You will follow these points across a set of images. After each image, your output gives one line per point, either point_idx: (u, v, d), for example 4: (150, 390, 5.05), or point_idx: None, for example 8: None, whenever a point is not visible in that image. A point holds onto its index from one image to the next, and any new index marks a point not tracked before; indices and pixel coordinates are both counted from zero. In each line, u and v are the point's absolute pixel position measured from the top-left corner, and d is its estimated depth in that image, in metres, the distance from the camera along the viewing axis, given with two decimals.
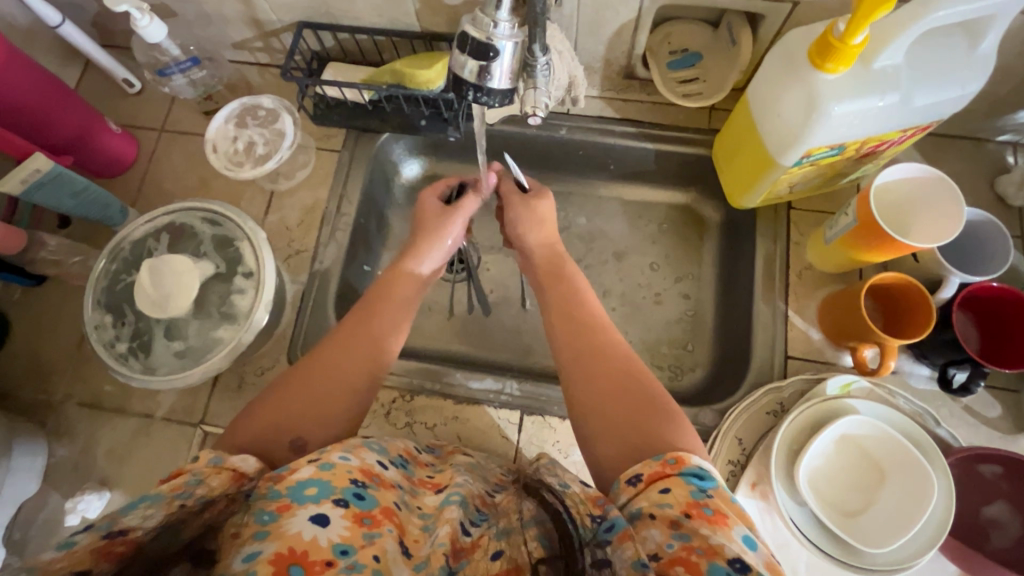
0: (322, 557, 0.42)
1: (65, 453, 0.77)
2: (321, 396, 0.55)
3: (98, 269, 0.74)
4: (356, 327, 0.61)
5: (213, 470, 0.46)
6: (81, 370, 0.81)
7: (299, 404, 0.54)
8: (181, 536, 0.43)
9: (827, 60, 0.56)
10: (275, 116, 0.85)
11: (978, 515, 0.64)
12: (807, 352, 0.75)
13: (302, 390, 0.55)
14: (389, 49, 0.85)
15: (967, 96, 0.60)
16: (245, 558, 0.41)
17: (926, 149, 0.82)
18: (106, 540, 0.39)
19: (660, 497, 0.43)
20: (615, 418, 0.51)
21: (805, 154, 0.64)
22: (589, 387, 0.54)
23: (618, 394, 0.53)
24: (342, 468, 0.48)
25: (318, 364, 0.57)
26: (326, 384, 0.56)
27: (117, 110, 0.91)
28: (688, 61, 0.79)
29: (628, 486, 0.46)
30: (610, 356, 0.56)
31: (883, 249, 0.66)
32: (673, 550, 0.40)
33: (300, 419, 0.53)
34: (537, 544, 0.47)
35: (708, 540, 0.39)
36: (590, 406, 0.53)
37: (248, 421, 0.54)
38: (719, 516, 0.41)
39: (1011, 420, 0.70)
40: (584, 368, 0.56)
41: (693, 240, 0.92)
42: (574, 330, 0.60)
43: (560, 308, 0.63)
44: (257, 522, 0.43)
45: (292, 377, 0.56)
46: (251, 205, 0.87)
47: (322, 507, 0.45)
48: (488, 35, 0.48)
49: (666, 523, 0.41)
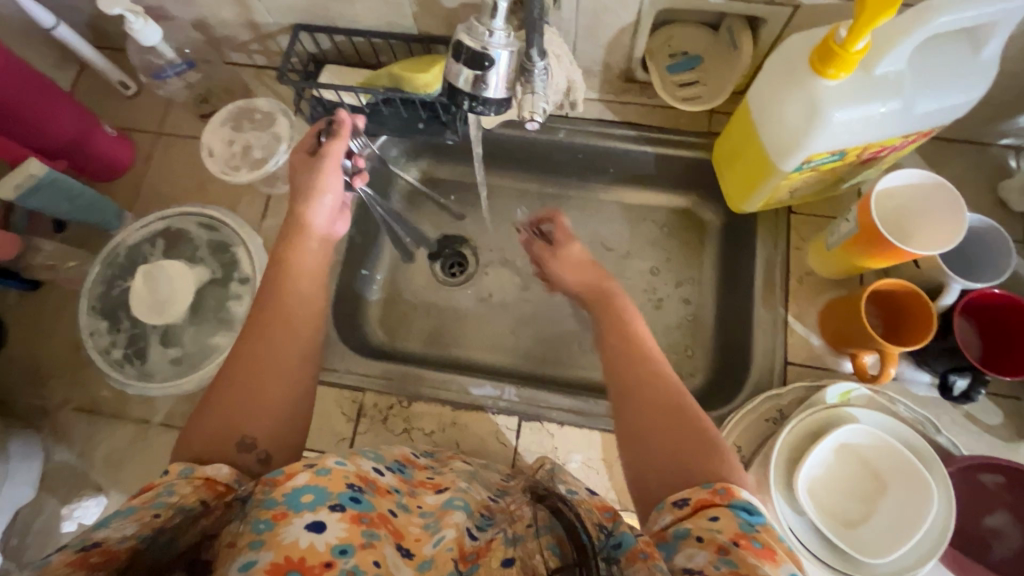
0: (320, 560, 0.41)
1: (61, 459, 0.77)
2: (259, 389, 0.55)
3: (93, 275, 0.73)
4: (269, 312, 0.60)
5: (186, 480, 0.47)
6: (77, 375, 0.80)
7: (238, 406, 0.53)
8: (177, 544, 0.44)
9: (828, 66, 0.56)
10: (271, 119, 0.84)
11: (979, 525, 0.63)
12: (807, 359, 0.74)
13: (237, 393, 0.54)
14: (387, 52, 0.85)
15: (969, 103, 0.60)
16: (243, 566, 0.41)
17: (929, 153, 0.81)
18: (80, 554, 0.39)
19: (708, 523, 0.43)
20: (659, 444, 0.52)
21: (805, 160, 0.64)
22: (637, 410, 0.55)
23: (666, 419, 0.54)
24: (338, 473, 0.48)
25: (246, 363, 0.56)
26: (259, 378, 0.55)
27: (113, 112, 0.91)
28: (688, 64, 0.79)
29: (673, 508, 0.47)
30: (653, 379, 0.57)
31: (884, 256, 0.66)
32: (720, 573, 0.39)
33: (241, 421, 0.53)
34: (549, 553, 0.46)
35: (755, 569, 0.38)
36: (637, 432, 0.54)
37: (193, 432, 0.53)
38: (767, 550, 0.40)
39: (1013, 428, 0.70)
40: (631, 393, 0.57)
41: (693, 244, 0.91)
42: (622, 355, 0.61)
43: (615, 333, 0.64)
44: (252, 532, 0.43)
45: (225, 381, 0.55)
46: (248, 209, 0.86)
47: (319, 514, 0.44)
48: (482, 45, 0.47)
49: (714, 547, 0.41)
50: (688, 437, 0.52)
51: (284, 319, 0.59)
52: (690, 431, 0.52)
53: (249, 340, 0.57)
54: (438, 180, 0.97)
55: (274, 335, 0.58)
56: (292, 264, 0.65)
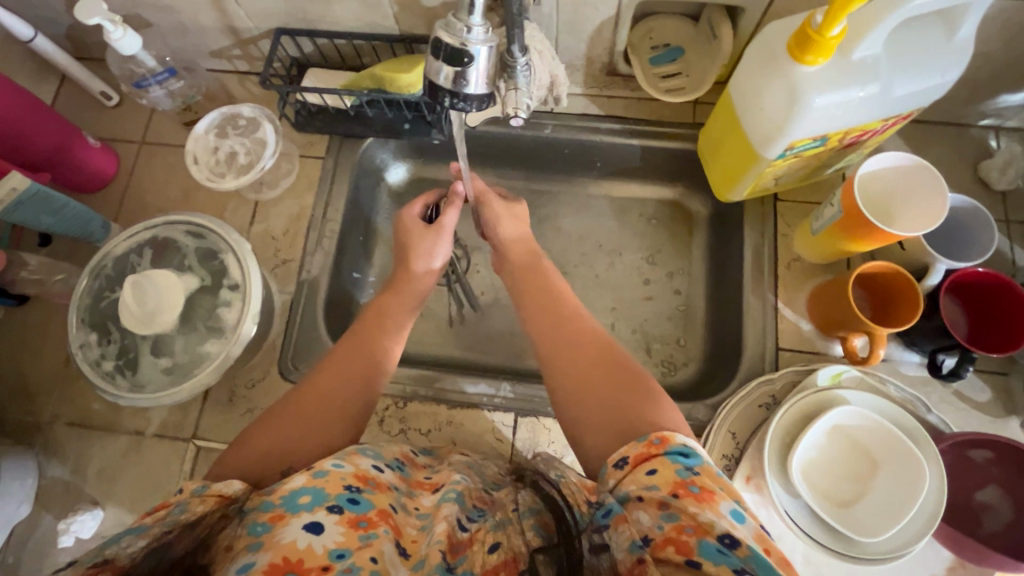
0: (317, 563, 0.42)
1: (55, 474, 0.77)
2: (310, 419, 0.55)
3: (81, 287, 0.73)
4: (348, 353, 0.61)
5: (198, 497, 0.46)
6: (68, 389, 0.80)
7: (287, 432, 0.54)
8: (169, 554, 0.41)
9: (805, 53, 0.56)
10: (256, 125, 0.84)
11: (970, 500, 0.64)
12: (797, 344, 0.75)
13: (294, 416, 0.55)
14: (369, 53, 0.84)
15: (947, 84, 0.60)
16: (240, 568, 0.41)
17: (910, 136, 0.82)
18: (93, 570, 0.39)
19: (646, 478, 0.43)
20: (596, 409, 0.51)
21: (788, 147, 0.64)
22: (572, 379, 0.55)
23: (603, 382, 0.53)
24: (335, 475, 0.48)
25: (310, 393, 0.57)
26: (314, 407, 0.56)
27: (95, 123, 0.90)
28: (670, 56, 0.79)
29: (616, 470, 0.46)
30: (585, 346, 0.57)
31: (869, 239, 0.67)
32: (663, 532, 0.40)
33: (290, 445, 0.53)
34: (533, 534, 0.47)
35: (697, 519, 0.40)
36: (571, 394, 0.54)
37: (241, 448, 0.53)
38: (705, 493, 0.41)
39: (1001, 404, 0.71)
40: (563, 357, 0.57)
41: (681, 234, 0.92)
42: (551, 322, 0.61)
43: (539, 304, 0.64)
44: (251, 534, 0.43)
45: (284, 407, 0.56)
46: (235, 216, 0.86)
47: (317, 514, 0.44)
48: (461, 41, 0.47)
49: (654, 504, 0.41)
50: (625, 391, 0.52)
51: (352, 356, 0.61)
52: (627, 386, 0.52)
53: (318, 375, 0.59)
54: (426, 180, 0.97)
55: (339, 370, 0.59)
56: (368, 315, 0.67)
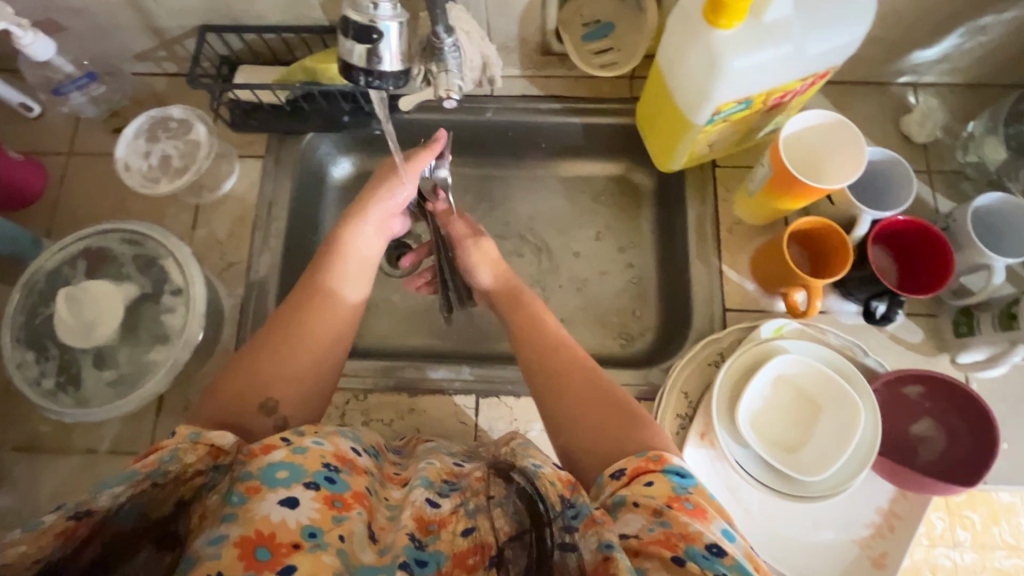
0: (289, 539, 0.41)
1: (5, 501, 0.74)
2: (285, 362, 0.59)
3: (12, 305, 0.70)
4: (311, 299, 0.64)
5: (190, 446, 0.45)
6: (11, 413, 0.77)
7: (264, 372, 0.58)
8: (149, 517, 0.44)
9: (719, 16, 0.57)
10: (188, 127, 0.82)
11: (906, 433, 0.68)
12: (743, 303, 0.78)
13: (270, 365, 0.58)
14: (301, 46, 0.83)
15: (857, 41, 0.63)
16: (212, 541, 0.41)
17: (835, 98, 0.85)
18: (70, 522, 0.38)
19: (644, 489, 0.47)
20: (589, 433, 0.56)
21: (714, 111, 0.66)
22: (565, 407, 0.59)
23: (592, 409, 0.58)
24: (314, 452, 0.48)
25: (284, 343, 0.60)
26: (288, 351, 0.60)
27: (17, 136, 0.86)
28: (601, 32, 0.81)
29: (612, 480, 0.50)
30: (574, 372, 0.61)
31: (798, 196, 0.70)
32: (652, 534, 0.43)
33: (266, 387, 0.57)
34: (504, 522, 0.48)
35: (686, 527, 0.43)
36: (565, 419, 0.58)
37: (218, 394, 0.56)
38: (698, 509, 0.44)
39: (932, 343, 0.75)
40: (553, 383, 0.61)
41: (629, 208, 0.94)
42: (540, 349, 0.65)
43: (525, 333, 0.68)
44: (227, 504, 0.43)
45: (256, 350, 0.60)
46: (176, 222, 0.84)
47: (293, 490, 0.44)
48: (369, 18, 0.47)
49: (648, 511, 0.44)
50: (615, 416, 0.56)
51: (327, 314, 0.64)
52: (613, 411, 0.56)
53: (290, 324, 0.62)
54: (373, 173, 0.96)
55: (312, 323, 0.63)
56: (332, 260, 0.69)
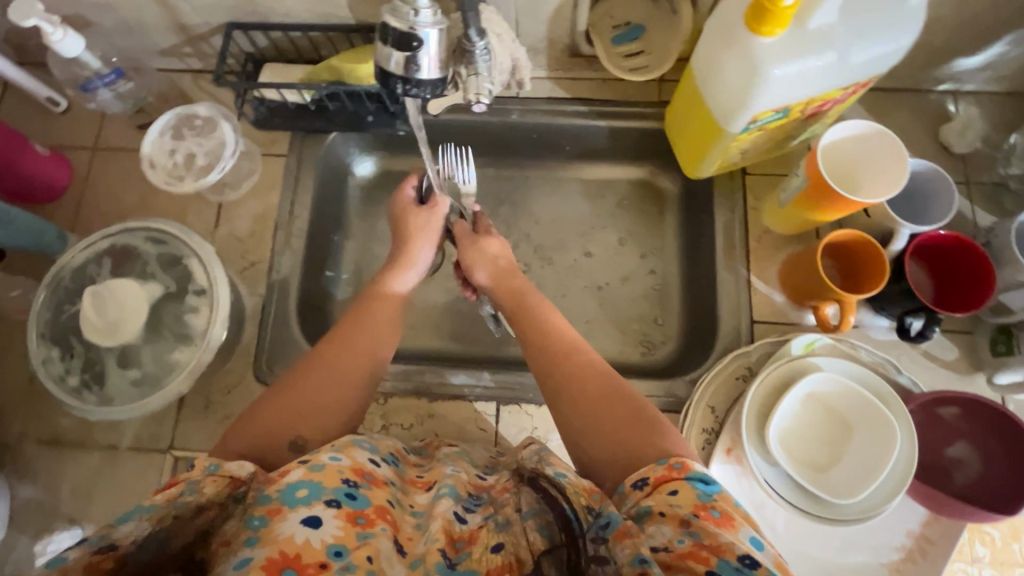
0: (315, 559, 0.41)
1: (28, 494, 0.74)
2: (321, 398, 0.56)
3: (38, 301, 0.70)
4: (350, 333, 0.63)
5: (210, 477, 0.44)
6: (35, 407, 0.77)
7: (298, 408, 0.55)
8: (169, 546, 0.42)
9: (761, 24, 0.56)
10: (213, 125, 0.81)
11: (941, 455, 0.66)
12: (771, 315, 0.76)
13: (300, 392, 0.56)
14: (326, 45, 0.82)
15: (902, 50, 0.61)
16: (237, 565, 0.40)
17: (871, 105, 0.83)
18: (96, 556, 0.38)
19: (669, 498, 0.44)
20: (607, 440, 0.52)
21: (750, 120, 0.64)
22: (580, 412, 0.55)
23: (610, 413, 0.54)
24: (331, 468, 0.47)
25: (315, 370, 0.58)
26: (328, 385, 0.57)
27: (43, 130, 0.86)
28: (631, 35, 0.79)
29: (634, 490, 0.47)
30: (588, 374, 0.58)
31: (833, 208, 0.68)
32: (684, 546, 0.40)
33: (294, 417, 0.54)
34: (537, 535, 0.47)
35: (718, 539, 0.40)
36: (581, 426, 0.55)
37: (246, 425, 0.53)
38: (725, 518, 0.42)
39: (968, 361, 0.73)
40: (568, 392, 0.57)
41: (654, 213, 0.92)
42: (551, 354, 0.61)
43: (534, 333, 0.64)
44: (248, 528, 0.42)
45: (293, 380, 0.57)
46: (199, 219, 0.84)
47: (314, 509, 0.44)
48: (409, 25, 0.46)
49: (676, 522, 0.42)
50: (636, 423, 0.52)
51: (359, 339, 0.62)
52: (633, 416, 0.53)
53: (323, 352, 0.60)
54: (394, 172, 0.95)
55: (343, 350, 0.61)
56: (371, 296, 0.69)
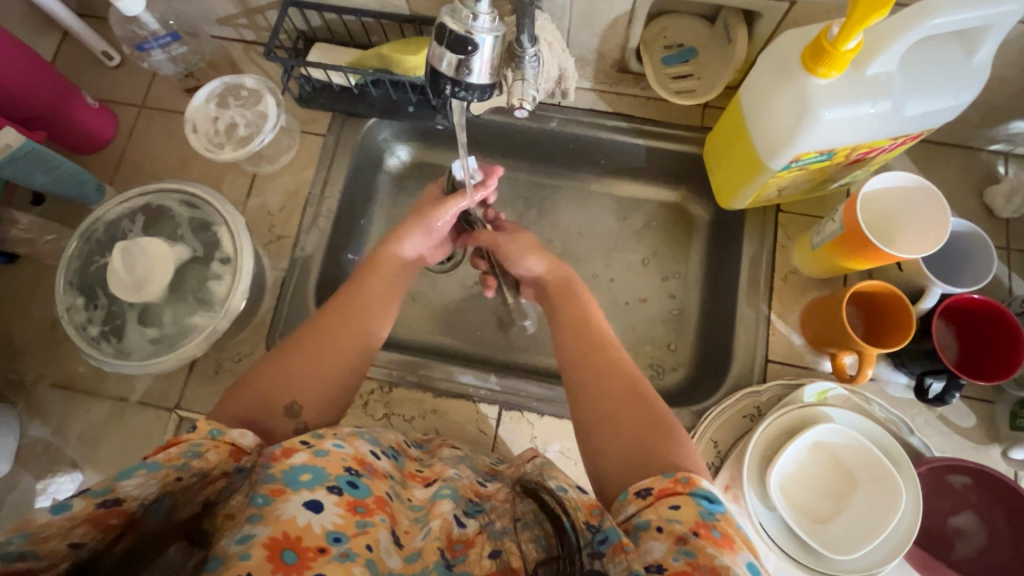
0: (315, 544, 0.41)
1: (36, 435, 0.76)
2: (315, 364, 0.57)
3: (70, 250, 0.72)
4: (348, 301, 0.64)
5: (212, 446, 0.44)
6: (53, 350, 0.79)
7: (291, 375, 0.55)
8: (175, 515, 0.44)
9: (819, 64, 0.55)
10: (258, 97, 0.82)
11: (945, 524, 0.65)
12: (787, 357, 0.75)
13: (300, 356, 0.57)
14: (377, 32, 0.83)
15: (960, 107, 0.60)
16: (240, 540, 0.41)
17: (918, 157, 0.81)
18: (100, 509, 0.38)
19: (669, 513, 0.43)
20: (618, 442, 0.51)
21: (793, 159, 0.63)
22: (597, 411, 0.54)
23: (626, 415, 0.53)
24: (336, 455, 0.48)
25: (311, 340, 0.58)
26: (321, 352, 0.58)
27: (95, 83, 0.89)
28: (683, 57, 0.78)
29: (637, 498, 0.46)
30: (612, 372, 0.57)
31: (866, 258, 0.66)
32: (678, 564, 0.39)
33: (292, 388, 0.54)
34: (533, 546, 0.47)
35: (713, 561, 0.39)
36: (597, 427, 0.54)
37: (242, 390, 0.54)
38: (725, 540, 0.40)
39: (985, 431, 0.71)
40: (593, 381, 0.57)
41: (681, 237, 0.91)
42: (582, 347, 0.61)
43: (570, 324, 0.65)
44: (251, 506, 0.43)
45: (287, 347, 0.58)
46: (232, 188, 0.85)
47: (316, 493, 0.44)
48: (467, 29, 0.46)
49: (671, 538, 0.41)
50: (650, 425, 0.52)
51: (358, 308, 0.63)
52: (647, 419, 0.52)
53: (324, 319, 0.61)
54: (427, 165, 0.95)
55: (346, 321, 0.61)
56: (377, 274, 0.69)
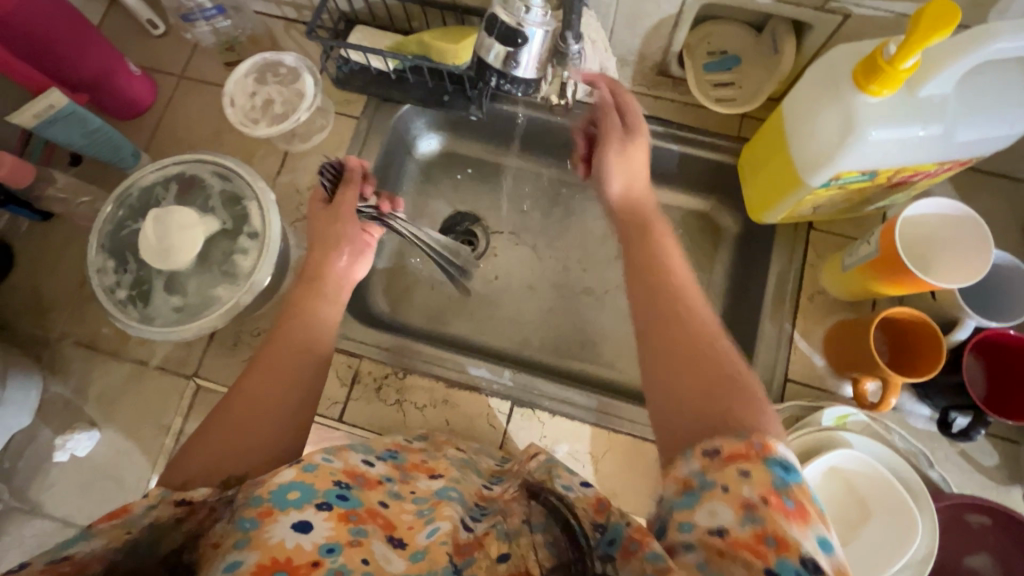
0: (306, 560, 0.42)
1: (58, 390, 0.78)
2: (255, 422, 0.54)
3: (104, 213, 0.73)
4: (282, 338, 0.61)
5: (161, 504, 0.43)
6: (80, 310, 0.81)
7: (231, 437, 0.52)
8: (159, 549, 0.43)
9: (872, 82, 0.54)
10: (296, 75, 0.83)
11: (959, 563, 0.63)
12: (806, 378, 0.74)
13: (238, 417, 0.54)
14: (419, 18, 0.83)
15: (1014, 136, 0.58)
16: (228, 567, 0.41)
17: (962, 185, 0.78)
18: (51, 564, 0.37)
19: (739, 476, 0.38)
20: (686, 392, 0.46)
21: (833, 177, 0.62)
22: (665, 366, 0.48)
23: (699, 373, 0.46)
24: (324, 469, 0.48)
25: (247, 396, 0.55)
26: (260, 406, 0.55)
27: (138, 50, 0.90)
28: (726, 64, 0.77)
29: (702, 457, 0.41)
30: (690, 337, 0.49)
31: (900, 284, 0.65)
32: (741, 533, 0.35)
33: (235, 449, 0.52)
34: (545, 552, 0.45)
35: (782, 532, 0.35)
36: (663, 380, 0.48)
37: (183, 458, 0.51)
38: (799, 510, 0.36)
39: (1007, 471, 0.69)
40: (677, 341, 0.49)
41: (707, 248, 0.90)
42: (656, 307, 0.52)
43: (642, 278, 0.56)
44: (239, 529, 0.43)
45: (223, 408, 0.55)
46: (264, 163, 0.86)
47: (305, 512, 0.45)
48: (518, 21, 0.49)
49: (736, 503, 0.37)
50: (718, 384, 0.45)
51: (305, 339, 0.61)
52: (719, 379, 0.46)
53: (260, 366, 0.58)
54: (457, 155, 0.95)
55: (280, 365, 0.58)
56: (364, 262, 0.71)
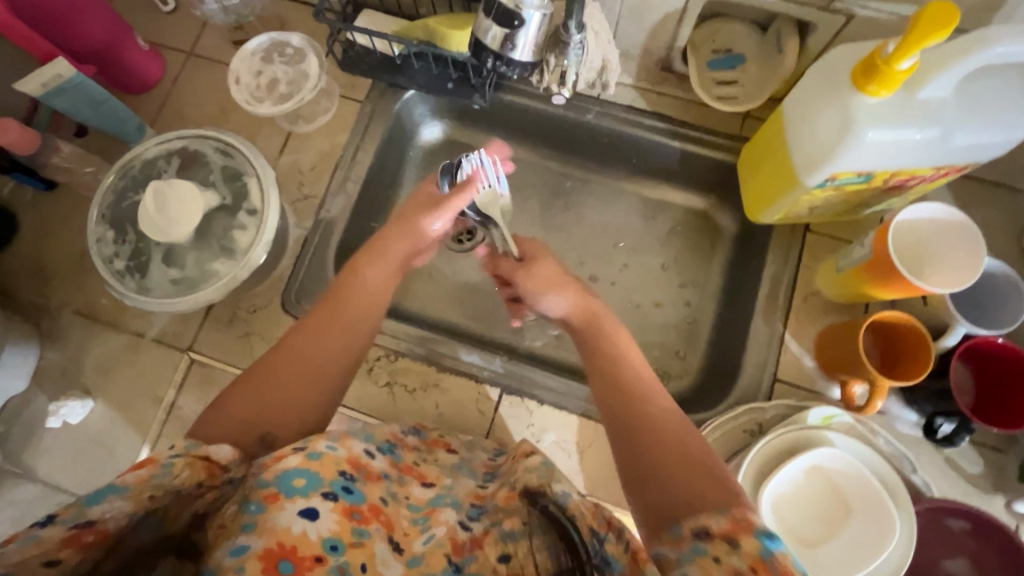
0: (311, 552, 0.43)
1: (55, 357, 0.79)
2: (289, 388, 0.52)
3: (106, 184, 0.74)
4: (332, 308, 0.58)
5: (186, 458, 0.44)
6: (79, 279, 0.82)
7: (266, 399, 0.51)
8: (170, 526, 0.44)
9: (870, 82, 0.54)
10: (302, 56, 0.84)
11: (935, 566, 0.64)
12: (796, 378, 0.74)
13: (275, 380, 0.52)
14: (427, 5, 0.83)
15: (1011, 143, 0.58)
16: (234, 551, 0.42)
17: (962, 194, 0.78)
18: (75, 530, 0.38)
19: (727, 549, 0.38)
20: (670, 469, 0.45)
21: (829, 177, 0.62)
22: (646, 445, 0.47)
23: (679, 451, 0.46)
24: (329, 458, 0.49)
25: (287, 360, 0.53)
26: (301, 373, 0.53)
27: (148, 26, 0.90)
28: (729, 63, 0.77)
29: (693, 534, 0.40)
30: (664, 419, 0.49)
31: (892, 288, 0.65)
32: None
33: (267, 414, 0.51)
34: (543, 557, 0.47)
35: None
36: (641, 461, 0.47)
37: (214, 414, 0.50)
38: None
39: (991, 480, 0.69)
40: (639, 425, 0.49)
41: (704, 246, 0.90)
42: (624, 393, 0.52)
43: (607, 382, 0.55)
44: (245, 513, 0.44)
45: (263, 367, 0.53)
46: (267, 143, 0.86)
47: (311, 500, 0.45)
48: (516, 4, 0.52)
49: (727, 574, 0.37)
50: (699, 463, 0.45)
51: (356, 317, 0.58)
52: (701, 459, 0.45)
53: (306, 329, 0.56)
54: (460, 144, 0.96)
55: (326, 334, 0.56)
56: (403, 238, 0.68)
